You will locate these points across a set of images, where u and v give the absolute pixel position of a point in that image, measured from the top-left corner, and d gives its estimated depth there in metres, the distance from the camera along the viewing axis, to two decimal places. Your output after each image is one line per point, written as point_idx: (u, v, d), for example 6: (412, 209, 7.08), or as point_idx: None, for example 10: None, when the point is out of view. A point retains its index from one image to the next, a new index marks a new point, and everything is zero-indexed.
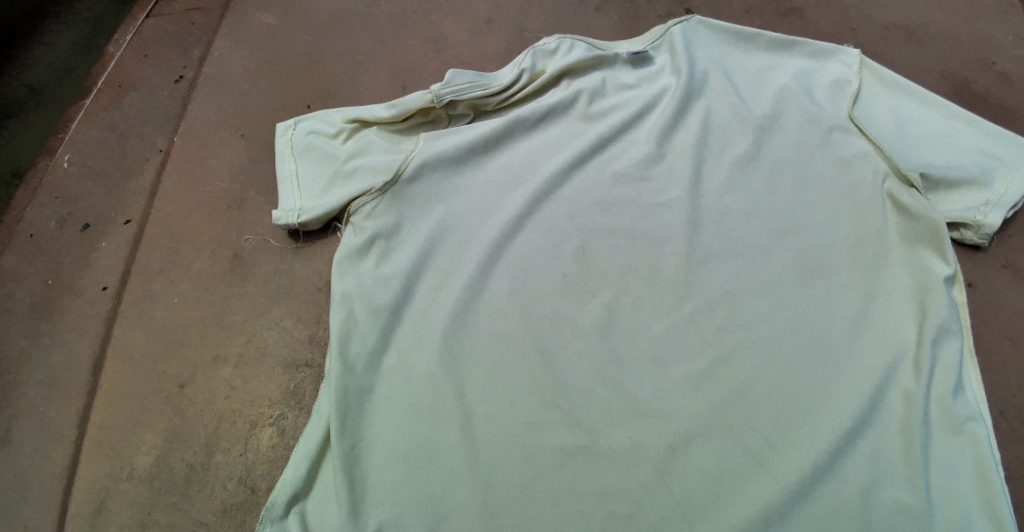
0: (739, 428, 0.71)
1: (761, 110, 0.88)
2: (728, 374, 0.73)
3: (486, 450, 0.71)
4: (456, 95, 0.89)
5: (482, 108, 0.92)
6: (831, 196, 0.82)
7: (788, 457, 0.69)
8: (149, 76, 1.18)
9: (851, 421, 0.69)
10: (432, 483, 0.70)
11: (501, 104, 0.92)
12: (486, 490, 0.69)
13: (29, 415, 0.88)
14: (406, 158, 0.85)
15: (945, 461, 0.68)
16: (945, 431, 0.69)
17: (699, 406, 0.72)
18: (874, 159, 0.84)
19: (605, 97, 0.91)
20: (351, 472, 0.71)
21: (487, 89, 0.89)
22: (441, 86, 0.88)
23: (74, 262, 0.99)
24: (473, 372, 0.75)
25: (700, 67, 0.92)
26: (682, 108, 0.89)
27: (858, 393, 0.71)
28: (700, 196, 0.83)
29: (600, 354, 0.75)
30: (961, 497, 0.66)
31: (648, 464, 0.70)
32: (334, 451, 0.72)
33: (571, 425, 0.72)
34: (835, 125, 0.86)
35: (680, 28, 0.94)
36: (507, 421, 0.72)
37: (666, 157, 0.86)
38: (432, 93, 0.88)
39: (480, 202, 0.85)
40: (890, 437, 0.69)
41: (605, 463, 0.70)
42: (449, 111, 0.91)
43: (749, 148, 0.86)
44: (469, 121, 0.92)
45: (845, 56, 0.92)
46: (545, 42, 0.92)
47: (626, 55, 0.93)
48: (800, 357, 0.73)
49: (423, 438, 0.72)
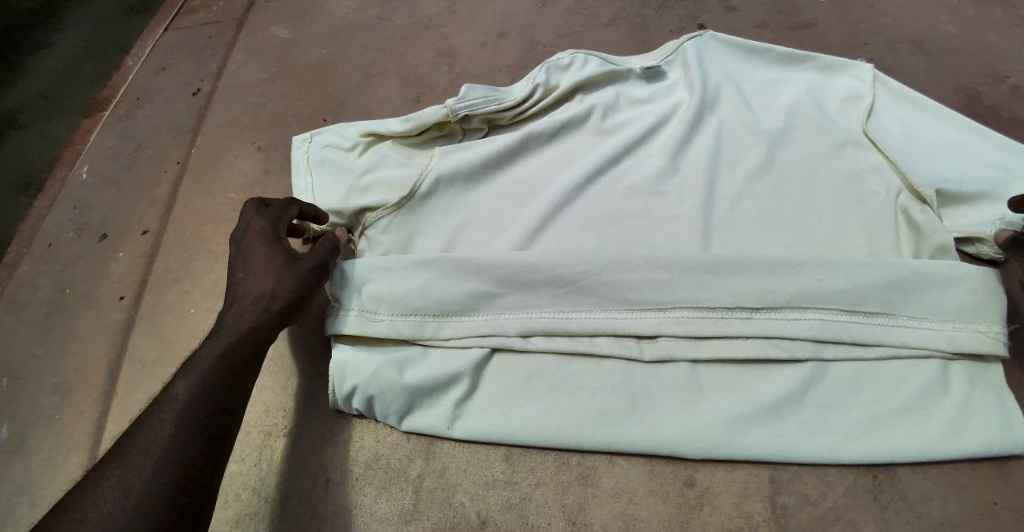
0: (749, 443, 0.72)
1: (772, 123, 0.89)
2: (743, 392, 0.74)
3: (499, 414, 0.76)
4: (471, 109, 0.89)
5: (496, 122, 0.93)
6: (841, 210, 0.83)
7: (791, 444, 0.72)
8: (165, 89, 1.20)
9: (852, 437, 0.72)
10: (444, 404, 0.77)
11: (516, 117, 0.92)
12: (501, 434, 0.75)
13: (45, 423, 0.89)
14: (422, 171, 0.86)
15: (918, 403, 0.73)
16: (926, 385, 0.73)
17: (715, 422, 0.73)
18: (887, 174, 0.84)
19: (618, 110, 0.92)
20: (365, 397, 0.76)
21: (501, 104, 0.90)
22: (456, 101, 0.89)
23: (91, 271, 1.00)
24: (467, 329, 0.77)
25: (711, 81, 0.92)
26: (695, 120, 0.89)
27: (864, 412, 0.73)
28: (713, 206, 0.84)
29: (611, 370, 0.76)
30: (920, 424, 0.72)
31: (647, 411, 0.74)
32: (345, 382, 0.76)
33: (585, 421, 0.74)
34: (848, 139, 0.87)
35: (691, 42, 0.95)
36: (521, 418, 0.75)
37: (678, 168, 0.86)
38: (449, 107, 0.89)
39: (491, 212, 0.86)
40: (888, 421, 0.73)
41: (605, 407, 0.74)
42: (463, 125, 0.92)
43: (759, 160, 0.86)
44: (483, 135, 0.93)
45: (857, 72, 0.93)
46: (558, 56, 0.93)
47: (638, 69, 0.94)
48: (811, 378, 0.74)
49: (433, 379, 0.76)
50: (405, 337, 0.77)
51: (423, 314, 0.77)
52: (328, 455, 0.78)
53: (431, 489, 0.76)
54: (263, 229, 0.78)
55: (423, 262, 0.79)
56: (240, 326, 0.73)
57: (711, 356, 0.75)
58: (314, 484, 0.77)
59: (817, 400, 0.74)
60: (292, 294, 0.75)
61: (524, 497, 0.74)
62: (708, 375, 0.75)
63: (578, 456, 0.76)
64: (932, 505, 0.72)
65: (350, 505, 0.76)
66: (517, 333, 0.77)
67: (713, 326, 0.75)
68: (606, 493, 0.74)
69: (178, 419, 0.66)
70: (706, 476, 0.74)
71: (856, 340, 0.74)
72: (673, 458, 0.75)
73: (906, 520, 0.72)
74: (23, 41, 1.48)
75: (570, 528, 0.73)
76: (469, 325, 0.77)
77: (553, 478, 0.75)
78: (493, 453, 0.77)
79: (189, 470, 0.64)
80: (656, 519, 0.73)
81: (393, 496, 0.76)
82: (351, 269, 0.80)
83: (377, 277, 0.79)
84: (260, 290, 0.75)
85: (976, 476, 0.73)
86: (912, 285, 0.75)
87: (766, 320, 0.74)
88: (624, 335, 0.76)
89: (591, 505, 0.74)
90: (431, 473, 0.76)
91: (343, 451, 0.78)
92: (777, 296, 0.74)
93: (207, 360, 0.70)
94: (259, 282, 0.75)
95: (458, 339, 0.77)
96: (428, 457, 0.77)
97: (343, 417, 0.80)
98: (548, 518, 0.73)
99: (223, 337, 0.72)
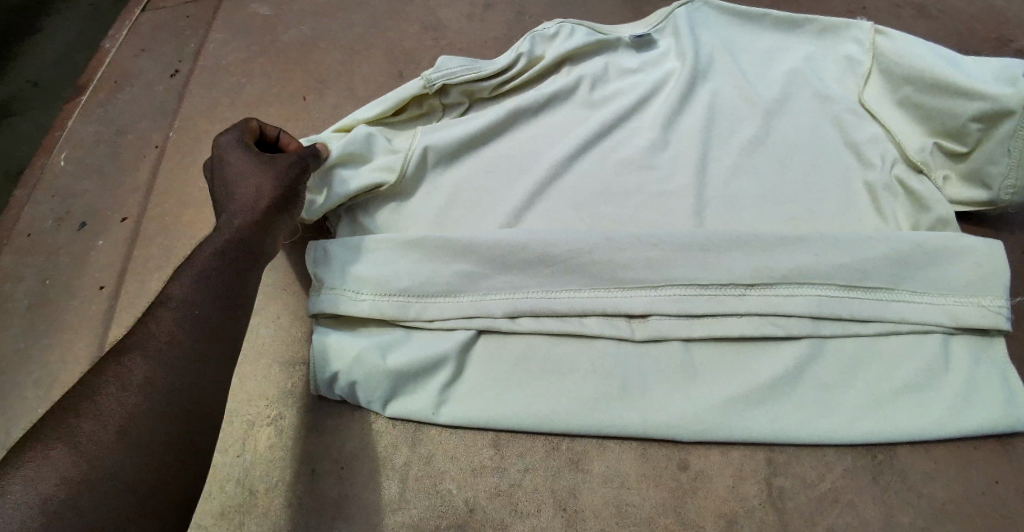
0: (745, 426, 0.70)
1: (768, 93, 0.85)
2: (740, 373, 0.72)
3: (487, 399, 0.73)
4: (447, 77, 0.85)
5: (476, 95, 0.89)
6: (839, 183, 0.80)
7: (789, 425, 0.70)
8: (144, 71, 1.16)
9: (852, 417, 0.70)
10: (430, 387, 0.74)
11: (495, 89, 0.89)
12: (490, 419, 0.73)
13: (29, 416, 0.87)
14: (405, 152, 0.83)
15: (919, 382, 0.71)
16: (927, 362, 0.71)
17: (710, 404, 0.71)
18: (885, 145, 0.81)
19: (607, 82, 0.89)
20: (351, 383, 0.74)
21: (479, 73, 0.86)
22: (432, 72, 0.85)
23: (72, 261, 0.98)
24: (453, 311, 0.75)
25: (705, 50, 0.89)
26: (688, 91, 0.86)
27: (863, 391, 0.71)
28: (707, 181, 0.81)
29: (602, 351, 0.74)
30: (922, 403, 0.70)
31: (640, 394, 0.72)
32: (330, 367, 0.74)
33: (576, 405, 0.72)
34: (846, 108, 0.83)
35: (684, 9, 0.91)
36: (510, 402, 0.73)
37: (671, 142, 0.83)
38: (425, 78, 0.85)
39: (477, 190, 0.83)
40: (888, 401, 0.71)
41: (597, 390, 0.72)
42: (442, 99, 0.87)
43: (755, 131, 0.83)
44: (463, 110, 0.89)
45: (856, 33, 0.88)
46: (544, 25, 0.90)
47: (628, 38, 0.90)
48: (809, 357, 0.72)
49: (419, 361, 0.74)
50: (389, 318, 0.75)
51: (407, 295, 0.75)
52: (316, 444, 0.77)
53: (419, 477, 0.74)
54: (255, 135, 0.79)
55: (407, 242, 0.76)
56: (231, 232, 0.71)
57: (706, 336, 0.72)
58: (298, 473, 0.75)
59: (814, 379, 0.72)
60: (276, 194, 0.74)
61: (514, 484, 0.73)
62: (702, 356, 0.73)
63: (569, 441, 0.74)
64: (934, 485, 0.70)
65: (337, 495, 0.74)
66: (504, 314, 0.74)
67: (707, 304, 0.72)
68: (599, 479, 0.72)
69: (175, 319, 0.65)
70: (701, 459, 0.72)
71: (855, 316, 0.71)
72: (667, 442, 0.73)
73: (907, 501, 0.70)
74: (9, 25, 1.42)
75: (562, 515, 0.71)
76: (454, 305, 0.75)
77: (542, 464, 0.73)
78: (481, 439, 0.75)
79: (186, 374, 0.63)
80: (650, 505, 0.71)
81: (380, 484, 0.74)
82: (333, 249, 0.78)
83: (360, 257, 0.77)
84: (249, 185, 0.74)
85: (979, 455, 0.71)
86: (913, 260, 0.72)
87: (763, 297, 0.72)
88: (615, 315, 0.74)
89: (583, 491, 0.72)
90: (419, 461, 0.75)
91: (328, 440, 0.77)
92: (773, 272, 0.72)
93: (194, 268, 0.69)
94: (244, 185, 0.74)
95: (444, 321, 0.75)
96: (415, 444, 0.75)
97: (328, 404, 0.78)
98: (540, 505, 0.71)
99: (212, 242, 0.71)
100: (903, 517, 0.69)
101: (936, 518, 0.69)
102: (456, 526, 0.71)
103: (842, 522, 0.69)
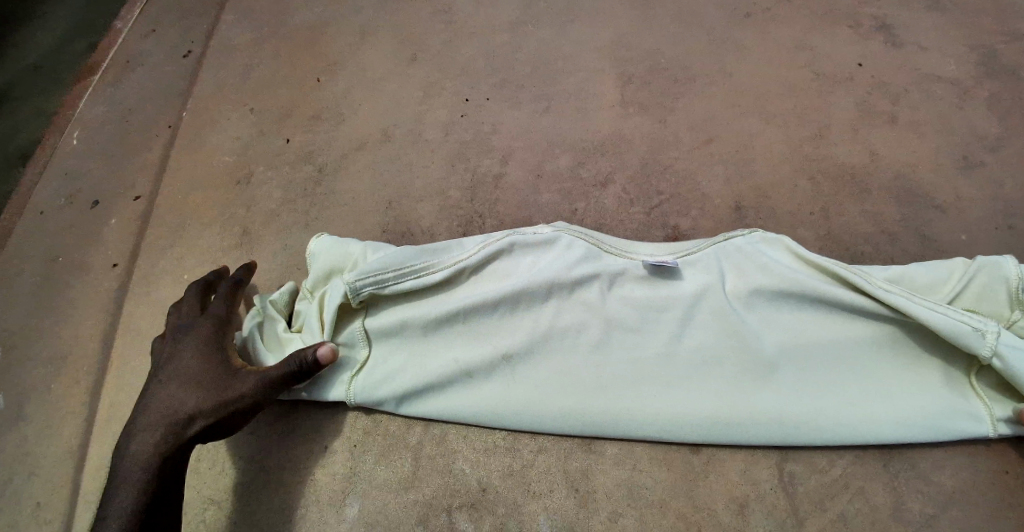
0: (739, 418, 0.70)
1: (835, 330, 0.72)
2: (737, 366, 0.72)
3: (483, 393, 0.73)
4: (374, 288, 0.75)
5: (412, 329, 0.75)
6: (895, 422, 0.69)
7: (779, 413, 0.70)
8: (155, 53, 1.16)
9: (849, 417, 0.70)
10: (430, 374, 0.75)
11: (434, 289, 0.77)
12: (483, 404, 0.73)
13: (39, 394, 0.87)
14: (371, 348, 0.76)
15: (921, 381, 0.70)
16: (932, 359, 0.71)
17: (705, 397, 0.71)
18: (950, 400, 0.70)
19: (622, 310, 0.75)
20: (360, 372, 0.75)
21: (416, 278, 0.75)
22: (355, 274, 0.74)
23: (84, 239, 0.98)
24: (453, 327, 0.75)
25: (757, 280, 0.74)
26: (731, 328, 0.73)
27: (865, 389, 0.70)
28: (741, 416, 0.70)
29: (600, 348, 0.74)
30: (928, 401, 0.70)
31: (640, 386, 0.72)
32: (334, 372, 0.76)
33: (569, 395, 0.72)
34: (880, 429, 0.69)
35: (741, 241, 0.76)
36: (508, 394, 0.73)
37: (711, 370, 0.72)
38: (347, 281, 0.74)
39: (490, 313, 0.75)
40: (890, 397, 0.70)
41: (593, 383, 0.72)
42: (362, 299, 0.75)
43: (815, 364, 0.71)
44: (403, 337, 0.76)
45: (986, 332, 0.67)
46: (535, 229, 0.78)
47: (643, 264, 0.76)
48: (815, 356, 0.72)
49: (420, 353, 0.75)
50: (392, 324, 0.75)
51: (415, 297, 0.76)
52: (328, 422, 0.77)
53: (430, 457, 0.74)
54: (202, 340, 0.74)
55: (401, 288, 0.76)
56: (139, 463, 0.67)
57: (705, 336, 0.73)
58: (311, 451, 0.76)
59: (813, 376, 0.71)
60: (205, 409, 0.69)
61: (525, 464, 0.73)
62: (699, 348, 0.73)
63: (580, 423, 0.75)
64: (943, 473, 0.71)
65: (349, 472, 0.74)
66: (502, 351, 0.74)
67: (707, 316, 0.74)
68: (610, 460, 0.73)
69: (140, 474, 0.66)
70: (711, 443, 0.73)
71: (853, 322, 0.72)
72: None
73: (916, 487, 0.70)
74: (21, 14, 1.43)
75: (573, 495, 0.71)
76: (464, 404, 0.73)
77: (553, 446, 0.74)
78: None
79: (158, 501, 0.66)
80: (661, 487, 0.71)
81: (393, 463, 0.74)
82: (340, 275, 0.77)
83: (392, 331, 0.75)
84: (156, 410, 0.69)
85: (987, 442, 0.71)
86: (919, 276, 0.72)
87: (762, 316, 0.73)
88: (614, 320, 0.74)
89: (594, 472, 0.72)
90: (431, 441, 0.75)
91: (341, 419, 0.77)
92: (773, 286, 0.73)
93: (139, 457, 0.67)
94: (179, 392, 0.70)
95: (443, 322, 0.75)
96: (427, 424, 0.76)
97: None
98: (551, 486, 0.72)
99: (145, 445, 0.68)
100: (912, 503, 0.70)
101: (945, 505, 0.69)
102: (468, 505, 0.72)
103: (851, 507, 0.70)
